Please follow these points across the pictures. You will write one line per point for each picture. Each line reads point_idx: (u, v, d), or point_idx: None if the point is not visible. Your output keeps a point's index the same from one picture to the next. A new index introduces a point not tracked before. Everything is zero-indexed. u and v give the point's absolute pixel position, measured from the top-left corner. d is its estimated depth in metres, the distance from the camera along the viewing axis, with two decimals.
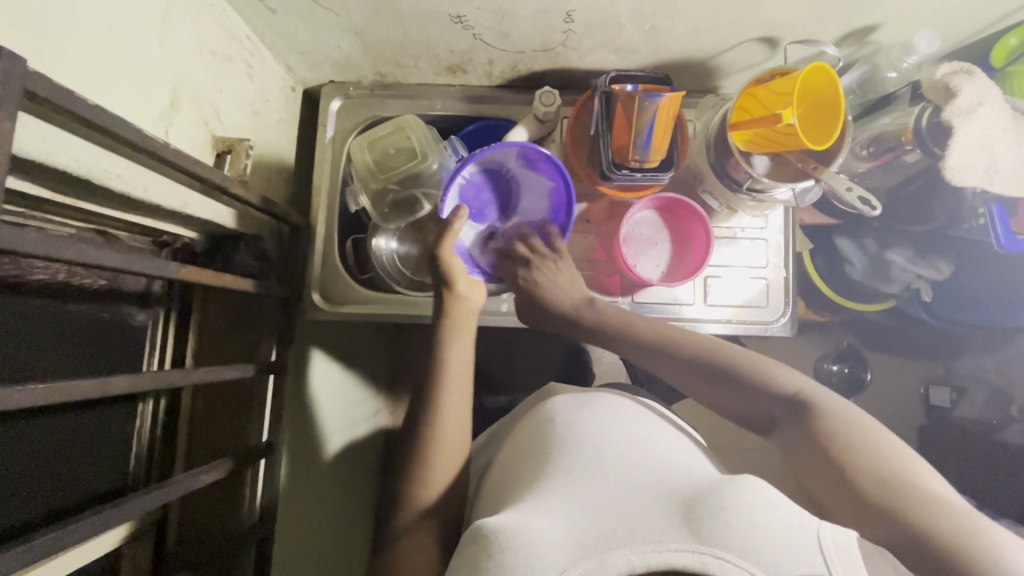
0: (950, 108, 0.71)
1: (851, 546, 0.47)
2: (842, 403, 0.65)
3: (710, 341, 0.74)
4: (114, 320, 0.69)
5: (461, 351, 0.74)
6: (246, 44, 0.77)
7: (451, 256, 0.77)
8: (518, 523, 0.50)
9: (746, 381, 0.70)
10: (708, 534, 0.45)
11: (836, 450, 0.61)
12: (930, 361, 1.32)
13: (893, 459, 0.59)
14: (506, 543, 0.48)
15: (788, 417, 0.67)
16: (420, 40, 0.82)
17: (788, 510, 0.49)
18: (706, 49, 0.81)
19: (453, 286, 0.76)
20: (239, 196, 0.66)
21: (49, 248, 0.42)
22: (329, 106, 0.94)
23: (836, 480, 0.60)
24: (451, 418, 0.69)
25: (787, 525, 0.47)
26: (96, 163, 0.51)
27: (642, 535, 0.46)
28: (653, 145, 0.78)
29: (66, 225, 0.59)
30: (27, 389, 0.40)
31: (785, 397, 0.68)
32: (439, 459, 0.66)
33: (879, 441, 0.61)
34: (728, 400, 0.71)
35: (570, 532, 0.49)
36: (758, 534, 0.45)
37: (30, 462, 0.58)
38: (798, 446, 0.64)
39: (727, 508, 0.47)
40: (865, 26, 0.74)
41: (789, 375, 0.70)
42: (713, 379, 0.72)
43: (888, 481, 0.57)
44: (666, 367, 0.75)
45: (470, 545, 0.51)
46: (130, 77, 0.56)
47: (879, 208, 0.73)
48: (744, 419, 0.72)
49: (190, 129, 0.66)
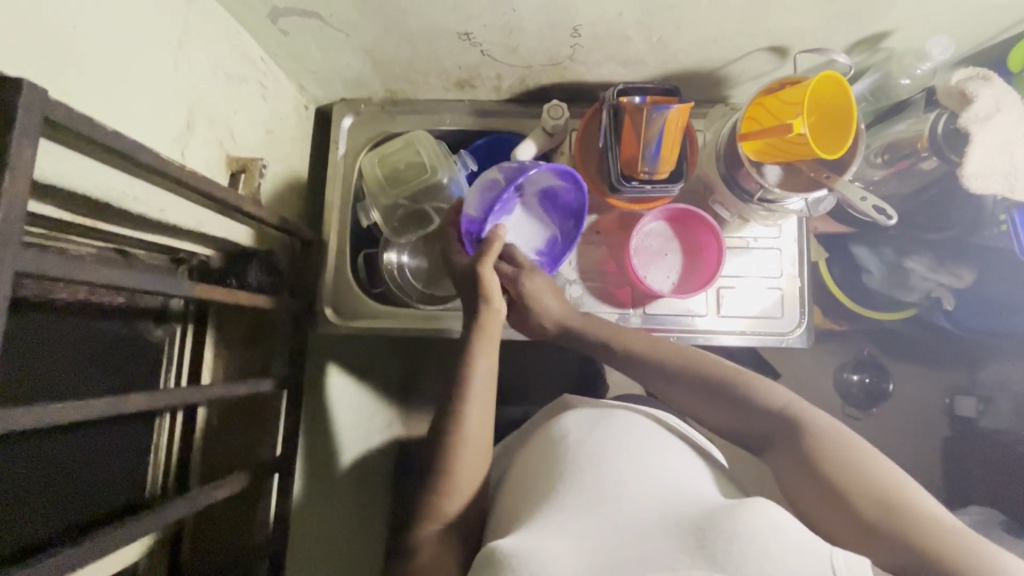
0: (967, 114, 0.69)
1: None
2: (829, 424, 0.63)
3: (702, 356, 0.73)
4: (133, 337, 0.71)
5: (490, 364, 0.72)
6: (260, 65, 0.79)
7: (491, 272, 0.74)
8: (529, 547, 0.49)
9: (741, 397, 0.68)
10: (724, 560, 0.44)
11: (827, 472, 0.58)
12: (956, 369, 1.28)
13: (885, 480, 0.56)
14: (517, 566, 0.47)
15: (779, 434, 0.64)
16: (429, 57, 0.83)
17: (796, 529, 0.48)
18: (714, 59, 0.81)
19: (489, 300, 0.73)
20: (253, 214, 0.68)
21: (65, 270, 0.42)
22: (341, 123, 0.95)
23: (836, 504, 0.56)
24: (477, 426, 0.67)
25: (800, 553, 0.45)
26: (114, 186, 0.52)
27: (657, 561, 0.45)
28: (662, 157, 0.78)
29: (87, 244, 0.59)
30: (44, 408, 0.41)
31: (770, 413, 0.66)
32: (462, 470, 0.65)
33: (870, 461, 0.58)
34: (722, 417, 0.69)
35: (581, 558, 0.48)
36: (771, 563, 0.44)
37: (49, 477, 0.60)
38: (790, 471, 0.62)
39: (739, 534, 0.46)
40: (878, 32, 0.73)
41: (778, 391, 0.67)
42: (705, 393, 0.70)
43: (874, 504, 0.54)
44: (659, 380, 0.73)
45: (482, 568, 0.50)
46: (149, 102, 0.57)
47: (896, 216, 0.72)
48: (737, 436, 0.69)
49: (205, 149, 0.68)
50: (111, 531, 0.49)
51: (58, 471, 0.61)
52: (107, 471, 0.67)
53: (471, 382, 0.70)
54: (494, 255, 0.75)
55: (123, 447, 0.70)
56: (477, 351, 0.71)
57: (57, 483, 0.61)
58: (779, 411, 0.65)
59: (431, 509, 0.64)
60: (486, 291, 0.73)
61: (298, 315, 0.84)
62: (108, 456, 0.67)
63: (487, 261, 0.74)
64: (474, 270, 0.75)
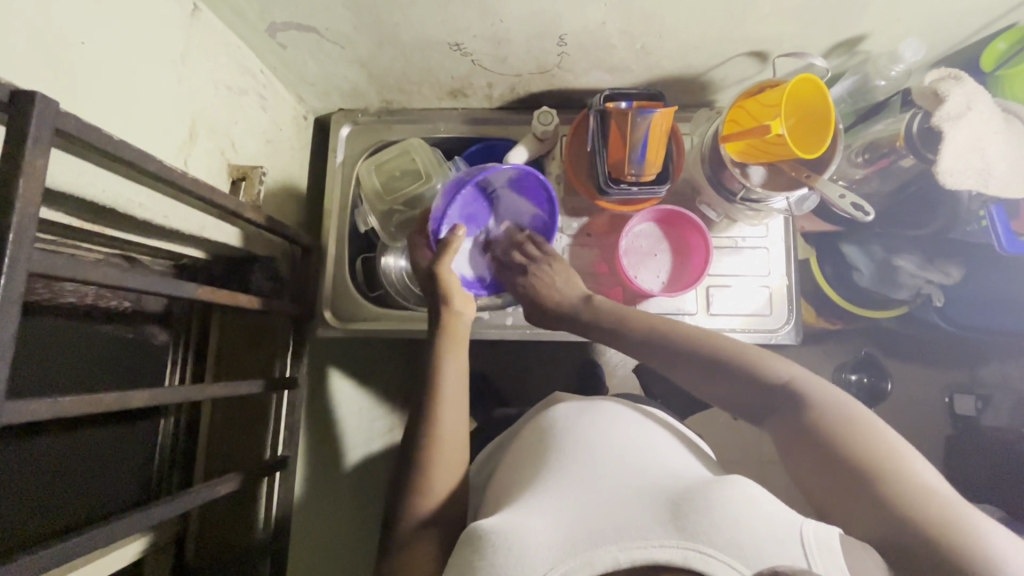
0: (939, 114, 0.72)
1: (834, 542, 0.46)
2: (834, 394, 0.64)
3: (707, 331, 0.74)
4: (139, 340, 0.74)
5: (458, 366, 0.75)
6: (259, 77, 0.82)
7: (450, 271, 0.79)
8: (512, 525, 0.51)
9: (747, 370, 0.69)
10: (694, 529, 0.46)
11: (830, 441, 0.60)
12: (953, 367, 1.29)
13: (888, 452, 0.58)
14: (497, 542, 0.49)
15: (783, 404, 0.66)
16: (422, 68, 0.86)
17: (773, 505, 0.49)
18: (697, 65, 0.84)
19: (451, 302, 0.79)
20: (253, 220, 0.70)
21: (74, 271, 0.45)
22: (338, 133, 0.98)
23: (835, 472, 0.59)
24: (449, 428, 0.71)
25: (772, 524, 0.47)
26: (121, 194, 0.55)
27: (631, 531, 0.47)
28: (648, 160, 0.81)
29: (94, 250, 0.63)
30: (54, 400, 0.43)
31: (775, 385, 0.68)
32: (438, 472, 0.68)
33: (872, 429, 0.60)
34: (726, 390, 0.71)
35: (558, 532, 0.49)
36: (741, 533, 0.45)
37: (60, 472, 0.63)
38: (791, 439, 0.64)
39: (711, 505, 0.48)
40: (854, 36, 0.76)
41: (782, 364, 0.69)
42: (708, 369, 0.71)
43: (872, 471, 0.56)
44: (661, 357, 0.75)
45: (465, 545, 0.52)
46: (153, 113, 0.60)
47: (874, 212, 0.74)
48: (740, 408, 0.71)
49: (207, 158, 0.71)
50: (117, 521, 0.52)
51: (69, 467, 0.64)
52: (113, 469, 0.69)
53: (439, 385, 0.73)
54: (453, 253, 0.80)
55: (130, 446, 0.72)
56: (443, 349, 0.76)
57: (66, 479, 0.63)
58: (783, 382, 0.67)
59: (425, 502, 0.66)
60: (445, 288, 0.79)
61: (298, 318, 0.86)
62: (114, 454, 0.70)
63: (444, 262, 0.79)
64: (431, 270, 0.80)
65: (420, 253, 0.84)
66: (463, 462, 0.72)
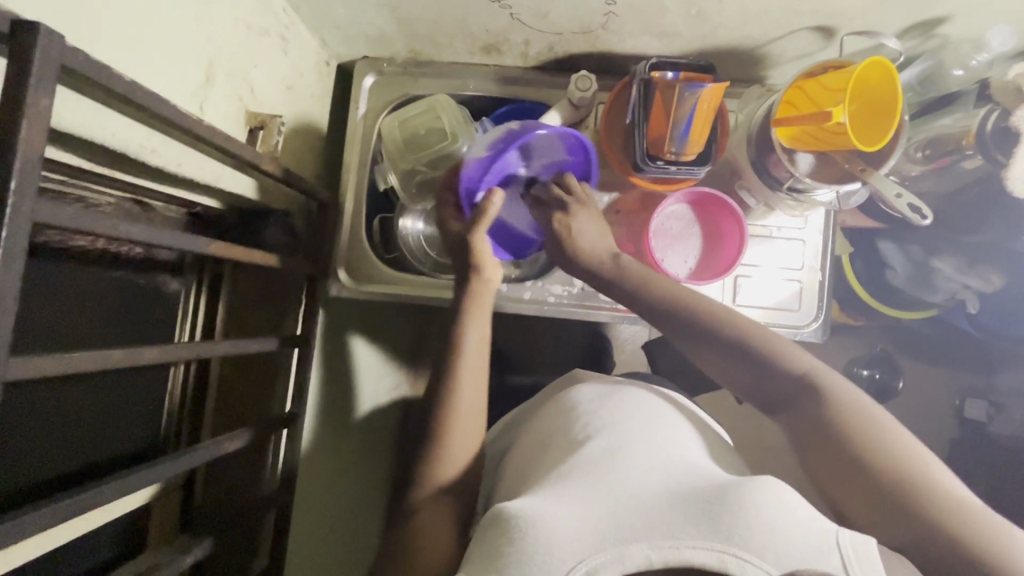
0: (1020, 112, 0.68)
1: (872, 553, 0.45)
2: (853, 392, 0.63)
3: (729, 312, 0.70)
4: (150, 287, 0.72)
5: (482, 330, 0.74)
6: (282, 17, 0.77)
7: (485, 241, 0.75)
8: (538, 512, 0.50)
9: (767, 362, 0.67)
10: (729, 531, 0.45)
11: (845, 443, 0.59)
12: (969, 371, 1.26)
13: (903, 452, 0.57)
14: (525, 528, 0.49)
15: (796, 397, 0.65)
16: (456, 18, 0.80)
17: (808, 513, 0.48)
18: (755, 37, 0.77)
19: (481, 269, 0.75)
20: (270, 172, 0.67)
21: (83, 222, 0.42)
22: (362, 82, 0.93)
23: (854, 476, 0.58)
24: (471, 391, 0.70)
25: (805, 530, 0.46)
26: (131, 138, 0.52)
27: (661, 530, 0.46)
28: (691, 137, 0.75)
29: (106, 195, 0.61)
30: (62, 357, 0.42)
31: (794, 377, 0.65)
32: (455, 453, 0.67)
33: (892, 433, 0.59)
34: (743, 378, 0.68)
35: (588, 522, 0.48)
36: (776, 536, 0.45)
37: (67, 419, 0.62)
38: (805, 437, 0.62)
39: (745, 509, 0.46)
40: (933, 18, 0.69)
41: (801, 356, 0.66)
42: (728, 355, 0.68)
43: (897, 481, 0.55)
44: (684, 338, 0.71)
45: (490, 528, 0.52)
46: (166, 52, 0.56)
47: (933, 216, 0.70)
48: (751, 396, 0.69)
49: (224, 103, 0.67)
50: (128, 474, 0.51)
51: (79, 415, 0.64)
52: (119, 417, 0.69)
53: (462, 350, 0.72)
54: (487, 222, 0.75)
55: (139, 394, 0.72)
56: (467, 318, 0.74)
57: (74, 426, 0.63)
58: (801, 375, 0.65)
59: (432, 474, 0.66)
60: (477, 256, 0.75)
61: (310, 274, 0.83)
62: (120, 402, 0.69)
63: (480, 230, 0.75)
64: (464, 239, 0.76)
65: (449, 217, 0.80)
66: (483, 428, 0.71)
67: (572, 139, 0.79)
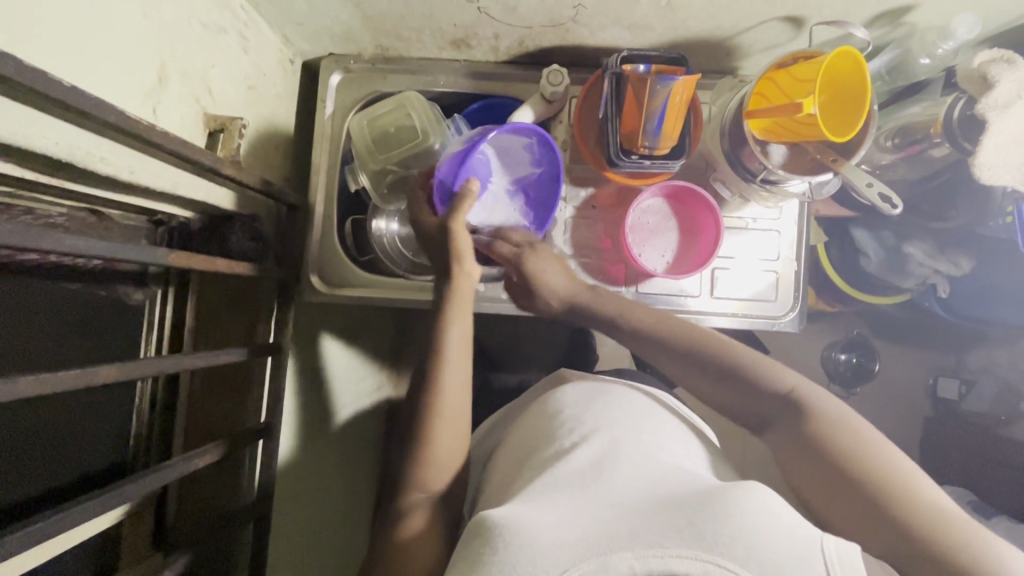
0: (987, 100, 0.69)
1: (855, 558, 0.45)
2: (834, 405, 0.64)
3: (706, 333, 0.73)
4: (111, 300, 0.69)
5: (462, 330, 0.72)
6: (240, 14, 0.73)
7: (464, 229, 0.72)
8: (518, 520, 0.49)
9: (750, 380, 0.68)
10: (713, 540, 0.44)
11: (825, 455, 0.60)
12: (941, 353, 1.28)
13: (886, 464, 0.57)
14: (507, 537, 0.48)
15: (780, 414, 0.66)
16: (423, 13, 0.78)
17: (790, 516, 0.48)
18: (725, 28, 0.76)
19: (460, 262, 0.72)
20: (233, 178, 0.64)
21: (26, 238, 0.39)
22: (328, 80, 0.90)
23: (835, 490, 0.58)
24: (453, 396, 0.68)
25: (790, 536, 0.46)
26: (78, 146, 0.49)
27: (646, 538, 0.45)
28: (664, 132, 0.75)
29: (57, 205, 0.58)
30: (9, 382, 0.39)
31: (776, 393, 0.67)
32: (436, 470, 0.65)
33: (875, 444, 0.59)
34: (725, 396, 0.70)
35: (572, 529, 0.48)
36: (759, 542, 0.44)
37: (25, 445, 0.59)
38: (789, 452, 0.63)
39: (729, 515, 0.46)
40: (901, 6, 0.69)
41: (780, 372, 0.68)
42: (709, 373, 0.70)
43: (880, 489, 0.55)
44: (668, 358, 0.73)
45: (472, 538, 0.51)
46: (113, 55, 0.53)
47: (901, 205, 0.70)
48: (739, 415, 0.70)
49: (180, 106, 0.64)
50: (89, 498, 0.49)
51: (40, 438, 0.61)
52: (84, 437, 0.66)
53: (445, 352, 0.69)
54: (466, 211, 0.71)
55: (104, 412, 0.69)
56: (448, 318, 0.71)
57: (35, 449, 0.60)
58: (783, 392, 0.66)
59: (417, 484, 0.64)
60: (456, 246, 0.72)
61: (282, 281, 0.81)
62: (85, 422, 0.66)
63: (459, 217, 0.71)
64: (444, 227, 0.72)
65: (422, 211, 0.75)
66: (466, 432, 0.69)
67: (532, 135, 0.78)
